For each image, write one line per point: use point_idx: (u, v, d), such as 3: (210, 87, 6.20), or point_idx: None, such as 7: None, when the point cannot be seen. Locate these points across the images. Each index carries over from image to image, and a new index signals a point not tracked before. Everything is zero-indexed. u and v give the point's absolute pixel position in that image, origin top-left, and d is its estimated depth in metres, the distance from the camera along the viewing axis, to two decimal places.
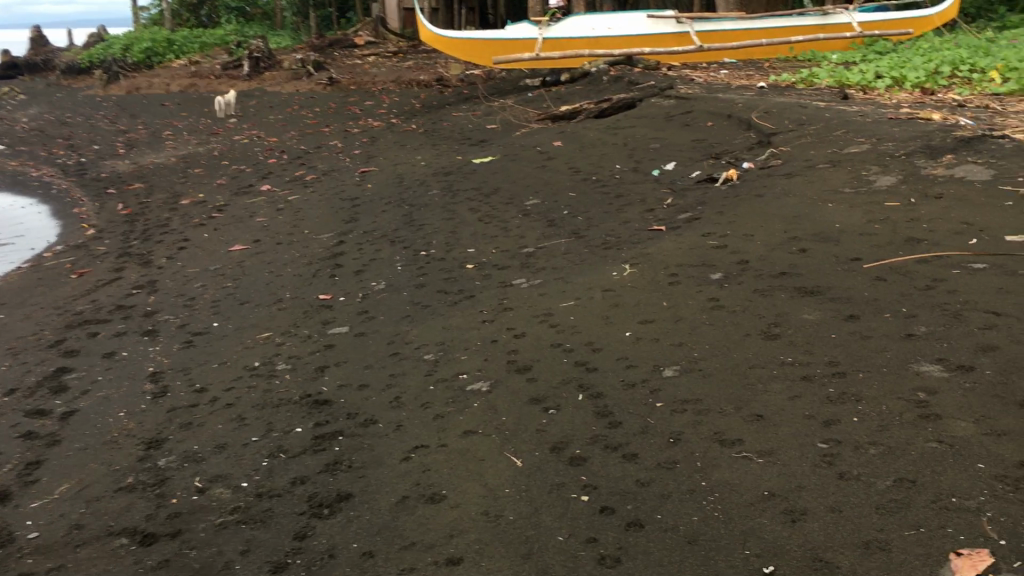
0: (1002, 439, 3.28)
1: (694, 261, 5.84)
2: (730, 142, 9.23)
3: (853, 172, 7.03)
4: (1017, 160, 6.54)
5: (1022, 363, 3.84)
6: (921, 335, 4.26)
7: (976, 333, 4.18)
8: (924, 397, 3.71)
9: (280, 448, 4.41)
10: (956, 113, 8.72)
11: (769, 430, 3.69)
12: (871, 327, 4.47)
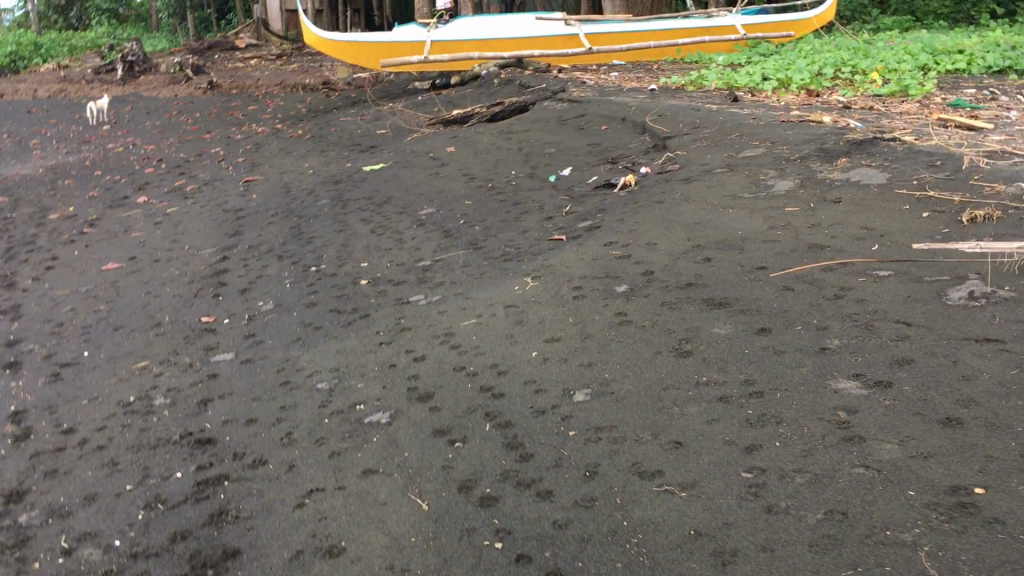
0: (930, 462, 3.22)
1: (596, 268, 5.52)
2: (625, 146, 9.10)
3: (751, 174, 6.89)
4: (912, 160, 6.45)
5: (939, 376, 3.76)
6: (836, 346, 4.11)
7: (891, 339, 4.07)
8: (846, 418, 3.62)
9: (158, 499, 3.98)
10: (844, 115, 8.74)
11: (690, 459, 3.54)
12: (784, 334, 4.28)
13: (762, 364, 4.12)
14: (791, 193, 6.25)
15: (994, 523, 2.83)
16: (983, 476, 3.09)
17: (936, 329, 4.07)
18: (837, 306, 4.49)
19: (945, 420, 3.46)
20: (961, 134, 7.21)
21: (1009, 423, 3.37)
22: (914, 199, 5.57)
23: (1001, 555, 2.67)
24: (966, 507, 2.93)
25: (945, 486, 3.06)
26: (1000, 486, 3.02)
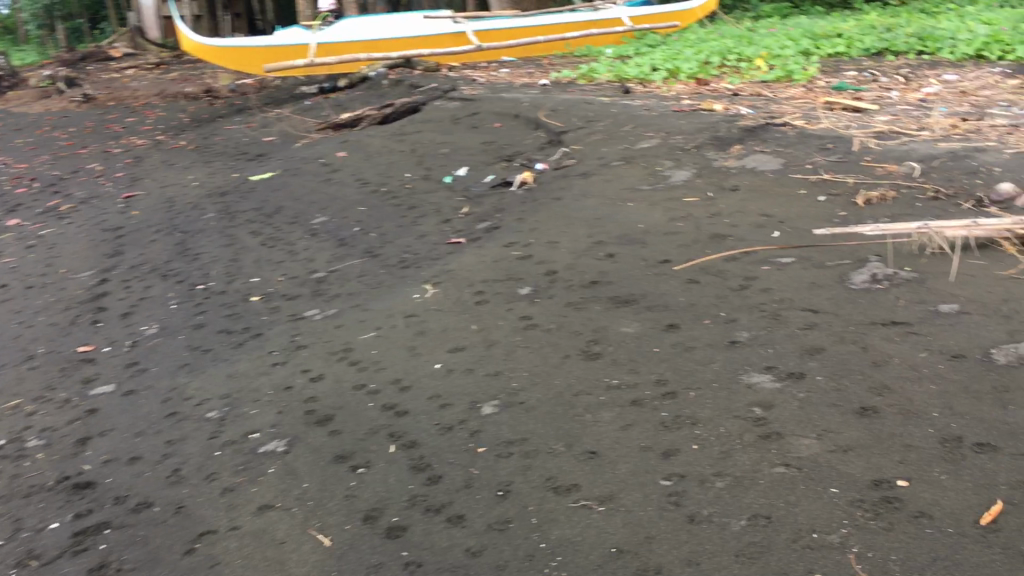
0: (849, 456, 3.24)
1: (499, 271, 5.35)
2: (520, 142, 8.98)
3: (645, 167, 6.83)
4: (801, 148, 6.59)
5: (850, 366, 3.78)
6: (746, 339, 4.04)
7: (800, 330, 4.06)
8: (762, 415, 3.57)
9: (30, 555, 3.59)
10: (734, 102, 8.79)
11: (606, 469, 3.38)
12: (692, 331, 4.19)
13: (672, 362, 4.01)
14: (688, 186, 6.21)
15: (921, 517, 2.86)
16: (903, 468, 3.12)
17: (842, 318, 4.09)
18: (744, 299, 4.47)
19: (861, 413, 3.48)
20: (849, 121, 7.33)
21: (923, 412, 3.43)
22: (809, 194, 5.61)
23: (937, 552, 2.69)
24: (894, 503, 2.94)
25: (869, 483, 3.07)
26: (922, 478, 3.06)
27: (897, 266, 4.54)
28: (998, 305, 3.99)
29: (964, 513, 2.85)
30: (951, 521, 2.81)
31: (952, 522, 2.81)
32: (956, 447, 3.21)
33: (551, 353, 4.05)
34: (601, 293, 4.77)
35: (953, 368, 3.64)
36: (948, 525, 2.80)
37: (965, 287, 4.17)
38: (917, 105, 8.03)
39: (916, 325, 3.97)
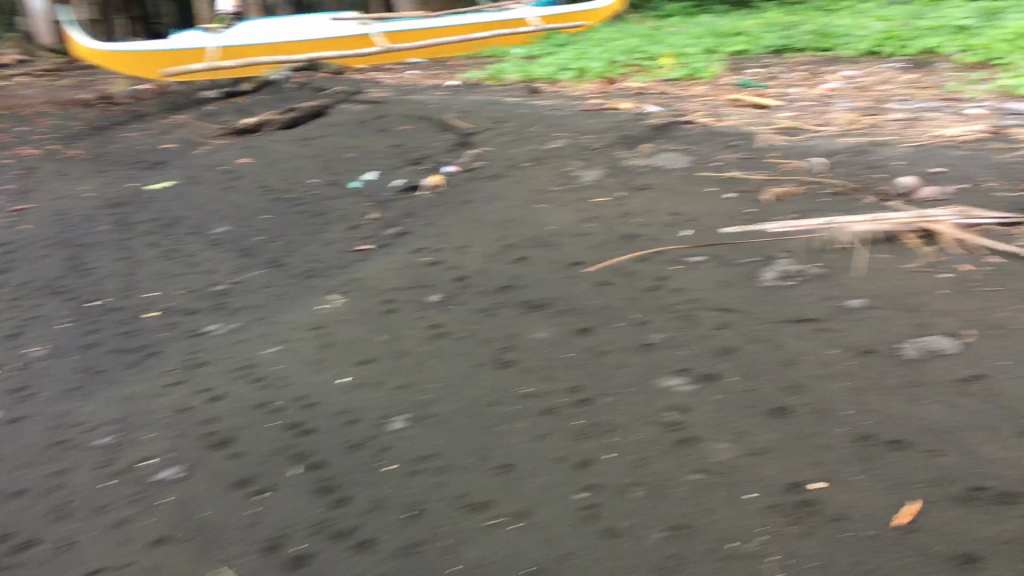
0: (576, 276, 2.50)
1: (463, 116, 4.68)
2: (624, 29, 7.96)
3: (721, 69, 5.83)
4: (890, 74, 5.30)
5: (684, 199, 2.91)
6: (589, 187, 3.24)
7: (707, 161, 3.21)
8: (587, 227, 2.86)
9: None
10: (884, 12, 7.32)
11: (322, 280, 2.91)
12: (588, 166, 3.46)
13: (539, 190, 3.33)
14: (743, 86, 5.16)
15: (636, 323, 2.14)
16: (612, 294, 2.33)
17: (763, 154, 3.13)
18: (678, 133, 3.60)
19: (691, 225, 2.68)
20: (996, 22, 5.92)
21: (765, 217, 2.59)
22: (864, 97, 4.46)
23: (601, 364, 1.98)
24: (619, 312, 2.22)
25: (625, 287, 2.35)
26: (683, 285, 2.28)
27: (898, 122, 3.36)
28: (979, 140, 2.87)
29: (687, 326, 2.06)
30: (665, 328, 2.08)
31: (666, 328, 2.08)
32: (768, 244, 2.39)
33: (419, 207, 3.51)
34: (535, 133, 4.05)
35: (848, 183, 2.66)
36: (657, 332, 2.07)
37: (956, 133, 2.98)
38: None
39: (850, 150, 2.94)
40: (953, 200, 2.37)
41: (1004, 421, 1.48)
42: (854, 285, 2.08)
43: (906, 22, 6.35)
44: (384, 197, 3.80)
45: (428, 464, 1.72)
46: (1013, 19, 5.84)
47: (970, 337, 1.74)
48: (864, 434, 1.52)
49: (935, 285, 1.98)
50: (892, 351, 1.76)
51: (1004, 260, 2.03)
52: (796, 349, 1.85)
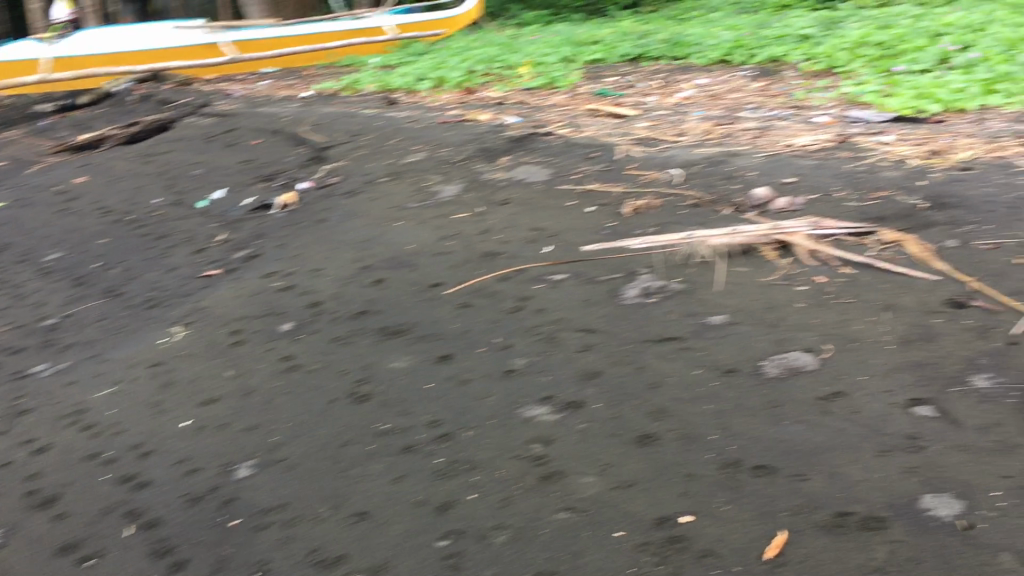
0: (433, 303, 2.39)
1: (317, 129, 4.50)
2: (482, 38, 7.92)
3: (578, 78, 5.83)
4: (739, 82, 5.41)
5: (543, 216, 2.84)
6: (446, 206, 3.14)
7: (566, 173, 3.16)
8: (446, 246, 2.77)
9: None
10: (734, 16, 7.50)
11: (167, 314, 2.70)
12: (446, 181, 3.36)
13: (396, 206, 3.22)
14: (600, 95, 5.17)
15: (497, 347, 2.06)
16: (474, 321, 2.24)
17: (622, 165, 3.12)
18: (536, 145, 3.55)
19: (551, 240, 2.63)
20: (837, 31, 6.15)
21: (626, 231, 2.56)
22: (716, 105, 4.53)
23: (461, 393, 1.89)
24: (479, 336, 2.13)
25: (486, 309, 2.27)
26: (545, 305, 2.21)
27: (750, 131, 3.40)
28: (827, 150, 2.91)
29: (548, 350, 2.00)
30: (526, 352, 2.01)
31: (527, 352, 2.01)
32: (630, 259, 2.36)
33: (270, 227, 3.34)
34: (392, 147, 3.93)
35: (705, 195, 2.65)
36: (518, 358, 1.99)
37: (805, 142, 3.03)
38: (946, 8, 6.47)
39: (706, 162, 2.94)
40: (806, 209, 2.39)
41: (865, 437, 1.46)
42: (713, 301, 2.05)
43: (753, 32, 6.52)
44: (234, 217, 3.61)
45: (274, 516, 1.60)
46: (852, 28, 6.07)
47: (828, 352, 1.74)
48: (729, 459, 1.47)
49: (792, 298, 1.97)
50: (754, 370, 1.73)
51: (854, 271, 2.04)
52: (658, 371, 1.80)
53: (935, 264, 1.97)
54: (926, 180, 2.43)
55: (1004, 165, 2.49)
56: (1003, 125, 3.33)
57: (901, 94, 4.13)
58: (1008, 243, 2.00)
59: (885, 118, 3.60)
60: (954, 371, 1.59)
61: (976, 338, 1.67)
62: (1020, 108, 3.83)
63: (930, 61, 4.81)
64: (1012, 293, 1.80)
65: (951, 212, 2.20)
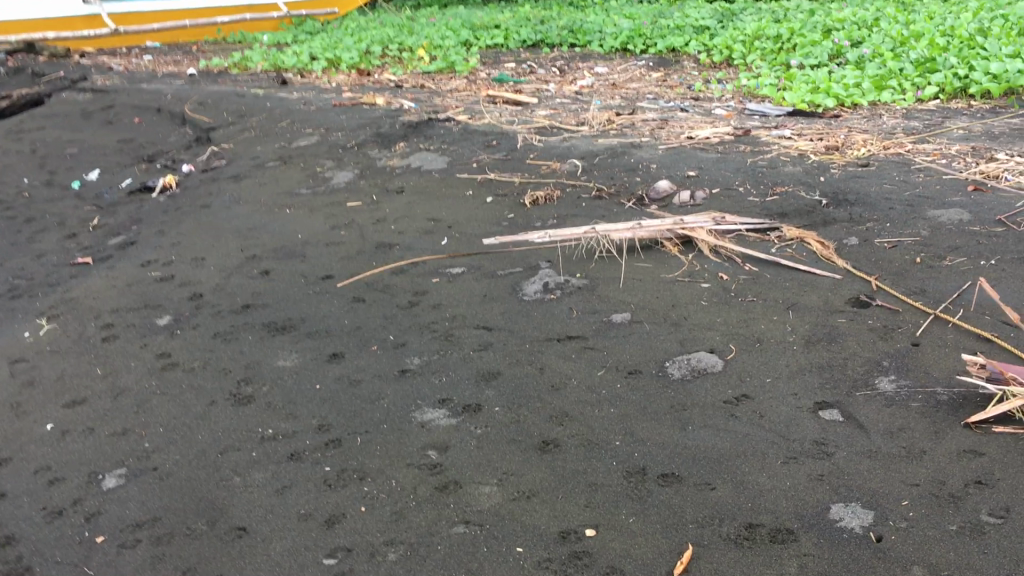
0: (323, 295, 2.26)
1: (202, 108, 4.28)
2: (378, 18, 7.74)
3: (477, 62, 5.73)
4: (637, 71, 5.41)
5: (441, 204, 2.74)
6: (339, 191, 3.00)
7: (465, 161, 3.06)
8: (338, 235, 2.64)
9: None
10: (632, 5, 7.53)
11: (30, 305, 2.48)
12: (340, 167, 3.23)
13: (286, 193, 3.06)
14: (500, 80, 5.09)
15: (391, 345, 1.95)
16: (365, 315, 2.11)
17: (522, 154, 3.03)
18: (434, 131, 3.44)
19: (449, 231, 2.53)
20: (733, 23, 6.21)
21: (527, 224, 2.48)
22: (616, 94, 4.50)
23: (352, 395, 1.78)
24: (372, 333, 2.02)
25: (379, 304, 2.16)
26: (443, 301, 2.12)
27: (651, 122, 3.36)
28: (727, 143, 2.89)
29: (445, 348, 1.90)
30: (422, 351, 1.91)
31: (423, 351, 1.90)
32: (530, 251, 2.28)
33: (149, 212, 3.13)
34: (282, 130, 3.75)
35: (607, 187, 2.60)
36: (413, 356, 1.89)
37: (706, 134, 3.01)
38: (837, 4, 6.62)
39: (608, 152, 2.89)
40: (708, 204, 2.35)
41: (773, 444, 1.41)
42: (617, 297, 1.99)
43: (652, 22, 6.53)
44: (110, 200, 3.39)
45: (144, 532, 1.45)
46: (748, 20, 6.14)
47: (733, 353, 1.69)
48: (634, 467, 1.41)
49: (696, 296, 1.93)
50: (658, 371, 1.67)
51: (758, 268, 2.01)
52: (560, 373, 1.73)
53: (837, 262, 1.96)
54: (826, 176, 2.43)
55: (900, 162, 2.51)
56: (895, 122, 3.39)
57: (798, 88, 4.18)
58: (907, 241, 2.00)
59: (782, 112, 3.62)
60: (859, 373, 1.56)
61: (880, 340, 1.65)
62: (910, 105, 3.92)
63: (824, 56, 4.89)
64: (913, 291, 1.80)
65: (850, 210, 2.20)
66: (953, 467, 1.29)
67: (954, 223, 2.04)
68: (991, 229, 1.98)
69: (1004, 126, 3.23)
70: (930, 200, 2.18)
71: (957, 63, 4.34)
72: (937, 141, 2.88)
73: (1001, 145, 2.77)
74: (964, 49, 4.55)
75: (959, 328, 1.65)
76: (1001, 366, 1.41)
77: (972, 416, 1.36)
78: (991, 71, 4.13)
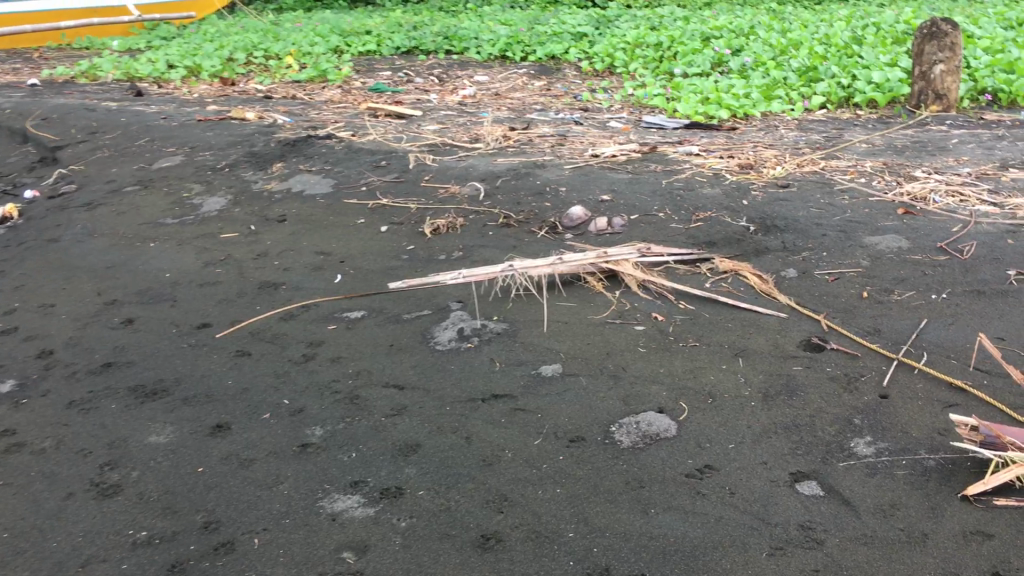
0: (201, 349, 1.95)
1: (46, 123, 3.83)
2: (239, 23, 7.29)
3: (350, 70, 5.43)
4: (519, 79, 5.22)
5: (331, 234, 2.46)
6: (211, 221, 2.67)
7: (352, 184, 2.79)
8: (213, 274, 2.32)
9: None
10: (504, 11, 7.34)
11: None
12: (210, 191, 2.90)
13: (148, 223, 2.72)
14: (377, 90, 4.80)
15: (287, 411, 1.67)
16: (251, 374, 1.82)
17: (416, 176, 2.79)
18: (314, 150, 3.14)
19: (341, 267, 2.26)
20: (611, 30, 6.10)
21: (430, 257, 2.24)
22: (502, 104, 4.30)
23: (244, 479, 1.49)
24: (262, 396, 1.73)
25: (268, 359, 1.87)
26: (342, 354, 1.85)
27: (548, 138, 3.17)
28: (636, 162, 2.72)
29: (351, 415, 1.63)
30: (324, 419, 1.63)
31: (325, 419, 1.63)
32: (438, 291, 2.04)
33: None
34: (140, 149, 3.38)
35: (515, 214, 2.38)
36: (314, 426, 1.62)
37: (611, 151, 2.83)
38: (710, 11, 6.60)
39: (511, 173, 2.68)
40: (629, 232, 2.17)
41: (752, 531, 1.22)
42: (543, 344, 1.78)
43: (529, 28, 6.34)
44: None
45: None
46: (626, 27, 6.05)
47: (686, 412, 1.50)
48: (597, 568, 1.19)
49: (632, 341, 1.74)
50: (604, 438, 1.46)
51: (693, 305, 1.83)
52: (490, 443, 1.50)
53: (779, 298, 1.80)
54: (749, 199, 2.28)
55: (821, 182, 2.39)
56: (795, 135, 3.30)
57: (687, 97, 4.06)
58: (849, 273, 1.86)
59: (679, 125, 3.50)
60: (831, 434, 1.39)
61: (844, 391, 1.50)
62: (800, 116, 3.86)
63: (707, 64, 4.81)
64: (867, 331, 1.65)
65: (781, 237, 2.05)
66: (964, 555, 1.13)
67: (893, 251, 1.92)
68: (933, 257, 1.88)
69: (903, 138, 3.18)
70: (863, 225, 2.06)
71: (839, 71, 4.32)
72: (845, 156, 2.78)
73: (910, 160, 2.70)
74: (843, 58, 4.53)
75: (928, 375, 1.50)
76: (997, 430, 1.26)
77: (970, 489, 1.21)
78: (873, 79, 4.10)
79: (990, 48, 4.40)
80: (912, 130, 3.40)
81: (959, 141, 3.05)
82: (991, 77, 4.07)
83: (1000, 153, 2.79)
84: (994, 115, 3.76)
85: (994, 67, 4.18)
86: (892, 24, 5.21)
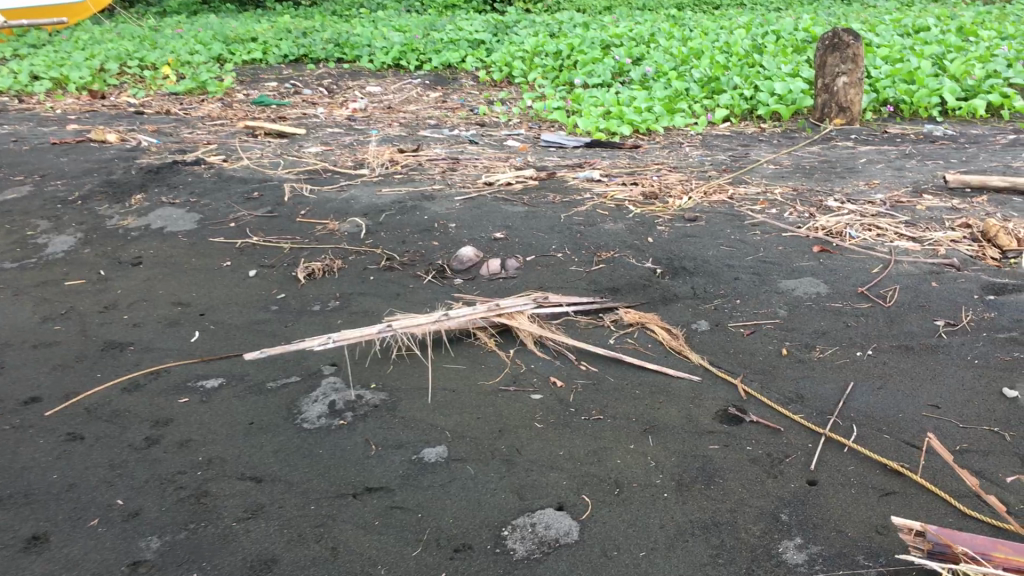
0: (23, 429, 1.63)
1: None
2: (113, 29, 6.84)
3: (232, 81, 5.09)
4: (410, 90, 4.97)
5: (191, 281, 2.18)
6: (54, 266, 2.34)
7: (220, 220, 2.50)
8: (51, 331, 2.01)
9: None
10: (397, 16, 7.07)
11: None
12: (58, 229, 2.56)
13: None
14: (261, 104, 4.49)
15: (119, 515, 1.39)
16: (79, 464, 1.52)
17: (292, 209, 2.52)
18: (180, 179, 2.84)
19: (200, 322, 1.98)
20: (509, 37, 5.89)
21: (303, 307, 1.98)
22: (392, 120, 4.05)
23: None
24: (91, 495, 1.43)
25: (103, 443, 1.58)
26: (192, 436, 1.58)
27: (440, 162, 2.94)
28: (532, 191, 2.52)
29: (196, 519, 1.36)
30: (162, 526, 1.35)
31: (164, 526, 1.35)
32: (308, 356, 1.79)
33: None
34: None
35: (400, 256, 2.15)
36: (151, 536, 1.33)
37: (507, 178, 2.62)
38: (608, 16, 6.45)
39: (396, 207, 2.45)
40: (524, 277, 1.96)
41: None
42: (427, 418, 1.55)
43: (424, 34, 6.09)
44: None
45: None
46: (524, 35, 5.85)
47: (590, 510, 1.28)
48: None
49: (528, 414, 1.52)
50: (495, 547, 1.23)
51: (596, 367, 1.63)
52: (361, 555, 1.25)
53: (690, 357, 1.61)
54: (654, 235, 2.11)
55: (730, 214, 2.23)
56: (700, 153, 3.15)
57: (588, 111, 3.87)
58: (765, 325, 1.69)
59: (579, 144, 3.31)
60: (757, 537, 1.19)
61: (767, 476, 1.31)
62: (703, 131, 3.71)
63: (607, 74, 4.65)
64: (789, 399, 1.48)
65: (689, 282, 1.88)
66: None
67: (811, 298, 1.76)
68: (855, 305, 1.73)
69: (810, 157, 3.05)
70: (777, 267, 1.91)
71: (741, 82, 4.19)
72: (753, 180, 2.63)
73: (818, 184, 2.56)
74: (744, 68, 4.41)
75: (859, 454, 1.33)
76: (946, 537, 1.06)
77: None
78: (775, 91, 3.97)
79: (889, 57, 4.33)
80: (818, 146, 3.29)
81: (866, 160, 2.94)
82: (893, 87, 3.99)
83: (910, 174, 2.67)
84: (897, 128, 3.67)
85: (895, 77, 4.08)
86: (791, 32, 5.13)
